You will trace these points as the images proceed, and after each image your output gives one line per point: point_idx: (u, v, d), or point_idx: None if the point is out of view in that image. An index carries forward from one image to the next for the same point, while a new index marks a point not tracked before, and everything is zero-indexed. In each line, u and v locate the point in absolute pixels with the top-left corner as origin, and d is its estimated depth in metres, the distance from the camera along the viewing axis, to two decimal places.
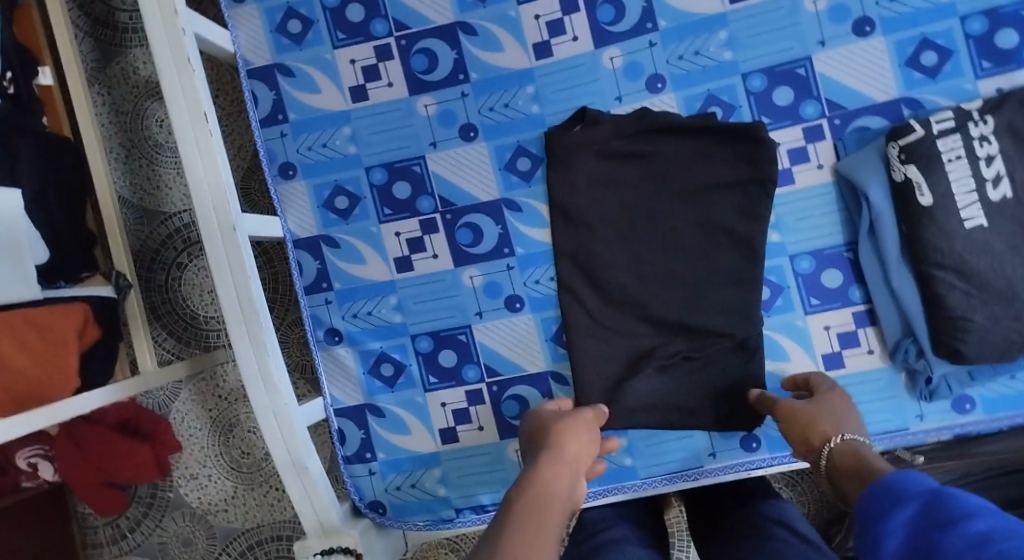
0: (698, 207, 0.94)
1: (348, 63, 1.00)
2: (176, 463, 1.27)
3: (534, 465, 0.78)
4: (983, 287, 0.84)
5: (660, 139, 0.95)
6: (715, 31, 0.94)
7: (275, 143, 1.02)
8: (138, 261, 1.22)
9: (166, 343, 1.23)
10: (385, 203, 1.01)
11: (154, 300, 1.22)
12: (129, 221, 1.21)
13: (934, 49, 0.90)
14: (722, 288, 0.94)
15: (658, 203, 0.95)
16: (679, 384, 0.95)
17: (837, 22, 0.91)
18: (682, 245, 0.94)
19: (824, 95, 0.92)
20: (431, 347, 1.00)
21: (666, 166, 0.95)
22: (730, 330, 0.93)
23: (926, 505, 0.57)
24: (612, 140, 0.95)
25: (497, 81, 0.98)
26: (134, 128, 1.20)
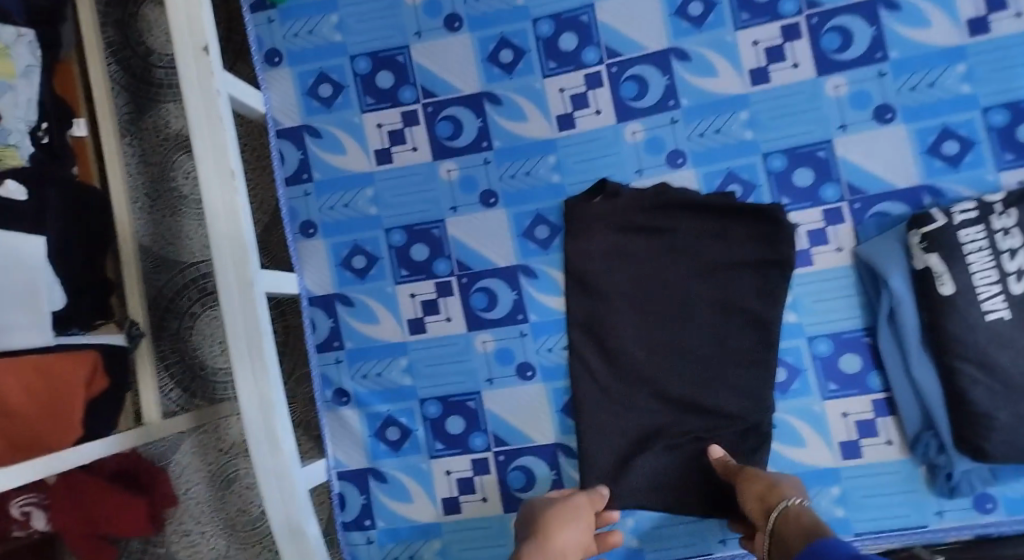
0: (715, 284, 0.93)
1: (374, 127, 1.02)
2: (170, 517, 1.24)
3: (523, 557, 0.78)
4: (1008, 384, 0.82)
5: (678, 215, 0.94)
6: (738, 111, 0.95)
7: (298, 201, 1.03)
8: (152, 307, 1.22)
9: (172, 393, 1.21)
10: (401, 265, 1.01)
11: (165, 349, 1.22)
12: (146, 268, 1.22)
13: (956, 139, 0.91)
14: (738, 366, 0.92)
15: (675, 277, 0.94)
16: (691, 465, 0.92)
17: (859, 107, 0.92)
18: (698, 322, 0.93)
19: (845, 178, 0.93)
20: (439, 413, 0.98)
21: (685, 242, 0.94)
22: (745, 409, 0.91)
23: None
24: (631, 213, 0.95)
25: (520, 149, 0.99)
26: (161, 178, 1.22)
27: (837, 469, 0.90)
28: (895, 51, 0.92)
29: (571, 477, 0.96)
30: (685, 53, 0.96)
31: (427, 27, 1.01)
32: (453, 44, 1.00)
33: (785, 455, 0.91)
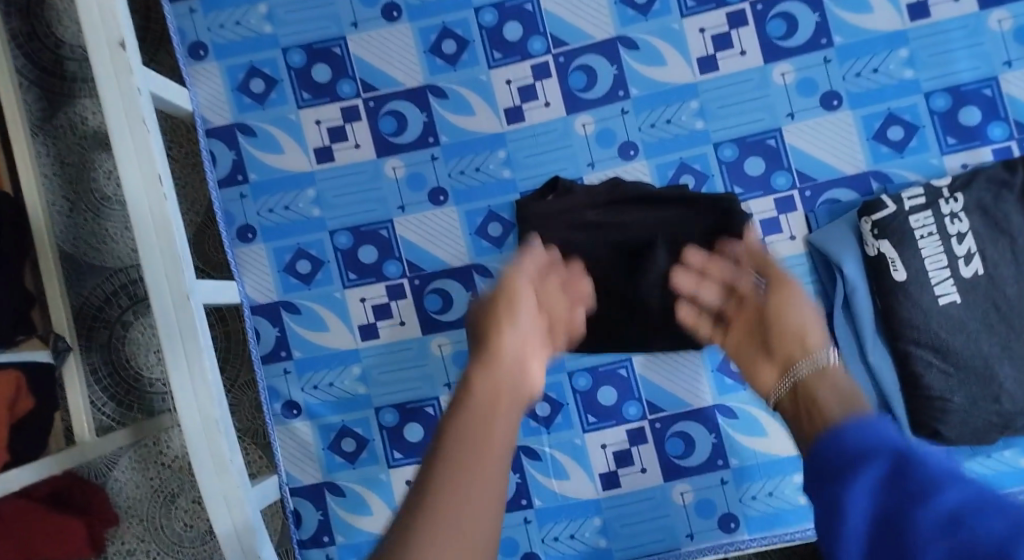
0: (672, 275, 0.92)
1: (313, 124, 0.97)
2: (111, 537, 1.17)
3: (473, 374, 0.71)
4: (959, 366, 0.84)
5: (634, 209, 0.92)
6: (687, 100, 0.94)
7: (233, 205, 0.97)
8: (80, 318, 1.14)
9: (105, 407, 1.14)
10: (349, 268, 0.97)
11: (96, 362, 1.14)
12: (69, 276, 1.13)
13: (900, 124, 0.92)
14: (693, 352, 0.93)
15: (630, 272, 0.92)
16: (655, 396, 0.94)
17: (805, 94, 0.92)
18: (659, 315, 0.91)
19: (795, 166, 0.93)
20: (397, 421, 0.95)
21: (638, 235, 0.92)
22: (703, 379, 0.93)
23: (898, 463, 0.55)
24: (585, 211, 0.92)
25: (468, 144, 0.96)
26: (80, 179, 1.13)
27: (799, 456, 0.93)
28: (839, 37, 0.92)
29: (539, 481, 0.95)
30: (632, 41, 0.94)
31: (364, 17, 0.96)
32: (392, 35, 0.96)
33: (744, 444, 0.93)
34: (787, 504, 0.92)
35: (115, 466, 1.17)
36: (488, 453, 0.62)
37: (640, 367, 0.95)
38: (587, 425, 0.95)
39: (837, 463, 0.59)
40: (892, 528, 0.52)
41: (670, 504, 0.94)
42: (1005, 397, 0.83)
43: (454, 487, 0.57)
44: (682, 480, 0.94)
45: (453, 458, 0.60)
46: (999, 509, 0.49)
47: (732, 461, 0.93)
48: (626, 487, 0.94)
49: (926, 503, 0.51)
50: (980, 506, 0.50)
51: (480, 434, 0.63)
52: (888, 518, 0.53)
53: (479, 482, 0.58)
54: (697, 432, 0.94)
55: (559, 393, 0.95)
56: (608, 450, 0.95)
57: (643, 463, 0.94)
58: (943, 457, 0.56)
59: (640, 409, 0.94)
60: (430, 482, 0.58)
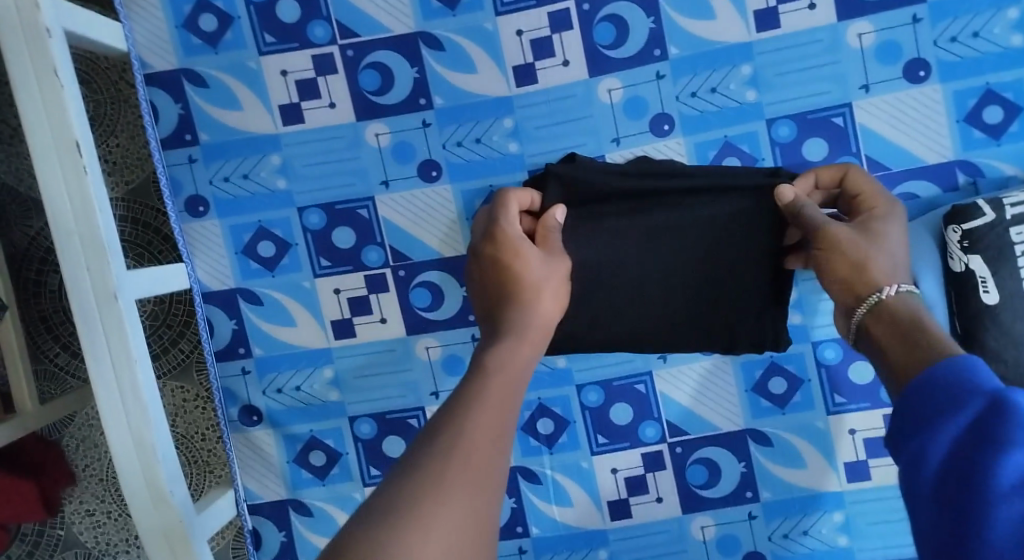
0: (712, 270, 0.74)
1: (278, 75, 0.79)
2: (66, 497, 0.95)
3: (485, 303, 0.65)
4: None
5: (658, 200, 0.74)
6: (738, 64, 0.76)
7: (181, 171, 0.81)
8: (25, 258, 0.90)
9: (57, 357, 0.91)
10: (322, 252, 0.81)
11: (47, 307, 0.91)
12: (11, 208, 0.89)
13: (1000, 103, 0.74)
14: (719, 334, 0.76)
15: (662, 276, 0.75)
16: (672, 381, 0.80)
17: (885, 62, 0.75)
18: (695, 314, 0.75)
19: (864, 152, 0.76)
20: (374, 433, 0.83)
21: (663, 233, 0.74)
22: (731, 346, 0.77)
23: (997, 408, 0.40)
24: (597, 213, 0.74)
25: (467, 107, 0.78)
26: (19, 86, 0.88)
27: (840, 493, 0.80)
28: None
29: (537, 507, 0.84)
30: None
31: None
32: None
33: (777, 475, 0.80)
34: (822, 545, 0.81)
35: (71, 421, 0.94)
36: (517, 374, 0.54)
37: (662, 382, 0.81)
38: (596, 446, 0.82)
39: (933, 399, 0.43)
40: (965, 490, 0.39)
41: (688, 539, 0.82)
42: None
43: (450, 491, 0.43)
44: (702, 513, 0.82)
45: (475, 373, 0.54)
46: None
47: (762, 494, 0.81)
48: (637, 517, 0.83)
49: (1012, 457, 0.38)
50: None
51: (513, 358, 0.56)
52: (968, 478, 0.39)
53: (476, 452, 0.46)
54: (724, 460, 0.81)
55: (566, 409, 0.82)
56: (619, 475, 0.82)
57: (660, 492, 0.82)
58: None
59: (659, 431, 0.81)
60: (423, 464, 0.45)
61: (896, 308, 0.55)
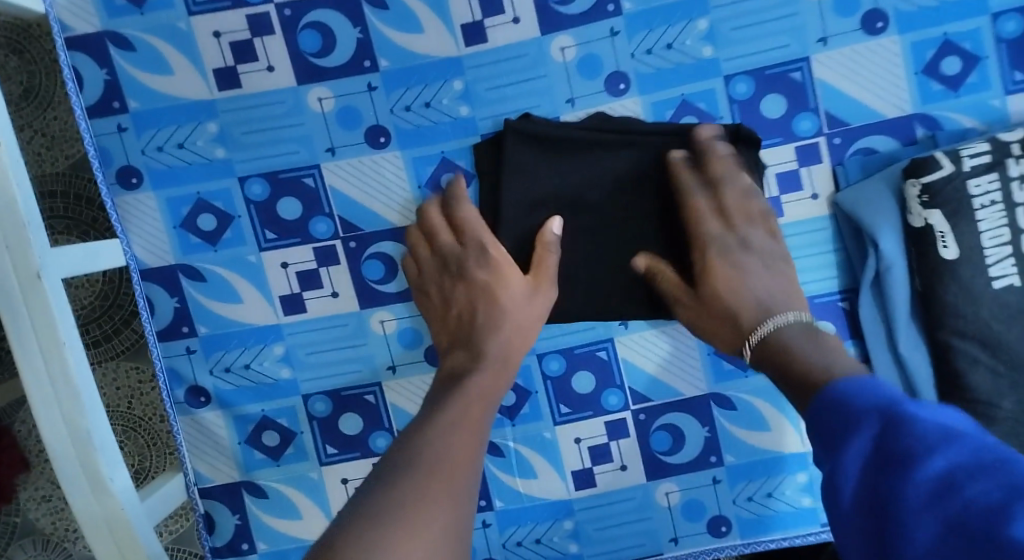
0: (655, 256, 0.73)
1: (211, 37, 0.74)
2: (20, 483, 0.90)
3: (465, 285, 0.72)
4: (1014, 367, 0.70)
5: (597, 157, 0.73)
6: (694, 19, 0.73)
7: (111, 142, 0.77)
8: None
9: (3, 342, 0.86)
10: (266, 225, 0.77)
11: None
12: None
13: (958, 55, 0.73)
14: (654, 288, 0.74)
15: (621, 240, 0.74)
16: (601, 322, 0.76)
17: (843, 14, 0.73)
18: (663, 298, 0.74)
19: (823, 108, 0.74)
20: (329, 411, 0.80)
21: (606, 198, 0.73)
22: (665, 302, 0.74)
23: (893, 422, 0.42)
24: (531, 184, 0.74)
25: (414, 69, 0.75)
26: None
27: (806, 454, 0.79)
28: None
29: (500, 480, 0.82)
30: None
31: None
32: None
33: (741, 439, 0.80)
34: (787, 508, 0.80)
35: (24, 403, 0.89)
36: (480, 406, 0.62)
37: (623, 348, 0.79)
38: (559, 416, 0.80)
39: (833, 425, 0.45)
40: (883, 517, 0.40)
41: (653, 506, 0.81)
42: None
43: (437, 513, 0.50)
44: (667, 480, 0.81)
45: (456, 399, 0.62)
46: (995, 477, 0.38)
47: (726, 458, 0.80)
48: (602, 486, 0.81)
49: (919, 475, 0.39)
50: (978, 471, 0.38)
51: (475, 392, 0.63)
52: (886, 501, 0.40)
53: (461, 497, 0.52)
54: (689, 426, 0.80)
55: (526, 380, 0.80)
56: (583, 445, 0.81)
57: (624, 460, 0.81)
58: (944, 412, 0.42)
59: (621, 399, 0.80)
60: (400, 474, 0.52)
61: (779, 332, 0.60)
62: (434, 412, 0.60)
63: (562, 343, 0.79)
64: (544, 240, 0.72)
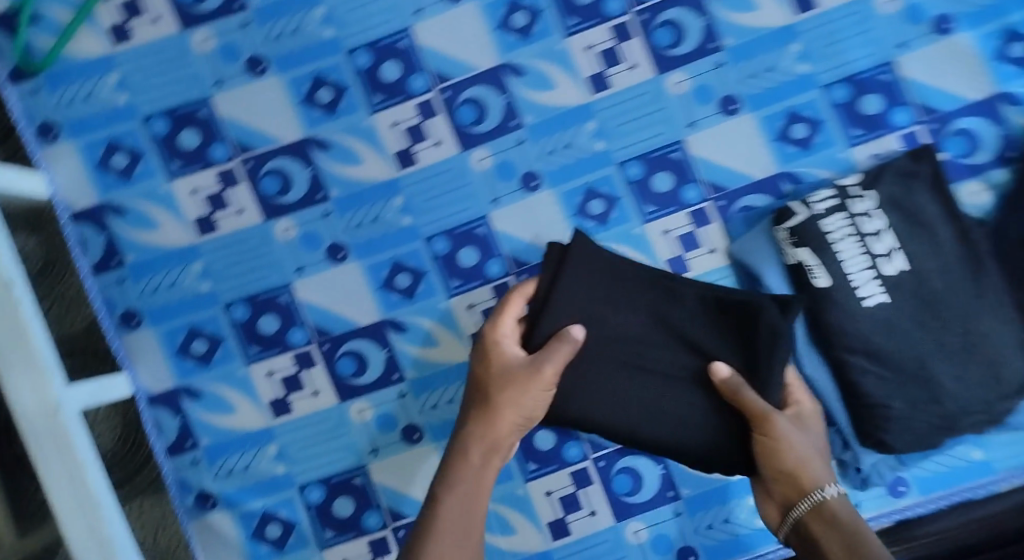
0: (686, 391, 0.80)
1: (189, 194, 0.90)
2: None
3: (483, 377, 0.80)
4: (896, 370, 0.82)
5: (642, 297, 0.80)
6: (584, 122, 0.89)
7: (113, 291, 0.90)
8: None
9: None
10: (250, 341, 0.90)
11: None
12: None
13: (803, 121, 0.88)
14: (679, 411, 0.80)
15: (636, 367, 0.80)
16: (614, 430, 0.81)
17: (702, 102, 0.89)
18: (663, 411, 0.80)
19: (703, 178, 0.89)
20: (324, 497, 0.90)
21: (631, 331, 0.80)
22: (682, 428, 0.80)
23: None
24: (561, 299, 0.80)
25: (361, 195, 0.89)
26: None
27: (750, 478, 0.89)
28: (729, 40, 0.88)
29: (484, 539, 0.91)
30: (518, 67, 0.89)
31: (228, 74, 0.89)
32: (260, 91, 0.89)
33: (690, 472, 0.89)
34: (744, 529, 0.89)
35: None
36: (474, 509, 0.76)
37: None
38: (529, 473, 0.91)
39: None
40: None
41: (624, 544, 0.90)
42: (946, 399, 0.82)
43: None
44: (633, 519, 0.90)
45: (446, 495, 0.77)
46: None
47: (683, 491, 0.89)
48: (575, 532, 0.91)
49: None
50: None
51: (475, 483, 0.78)
52: None
53: None
54: (644, 466, 0.90)
55: None
56: (553, 496, 0.91)
57: (592, 505, 0.90)
58: None
59: (580, 450, 0.90)
60: None
61: (830, 505, 0.72)
62: (435, 506, 0.77)
63: None
64: (566, 335, 0.78)
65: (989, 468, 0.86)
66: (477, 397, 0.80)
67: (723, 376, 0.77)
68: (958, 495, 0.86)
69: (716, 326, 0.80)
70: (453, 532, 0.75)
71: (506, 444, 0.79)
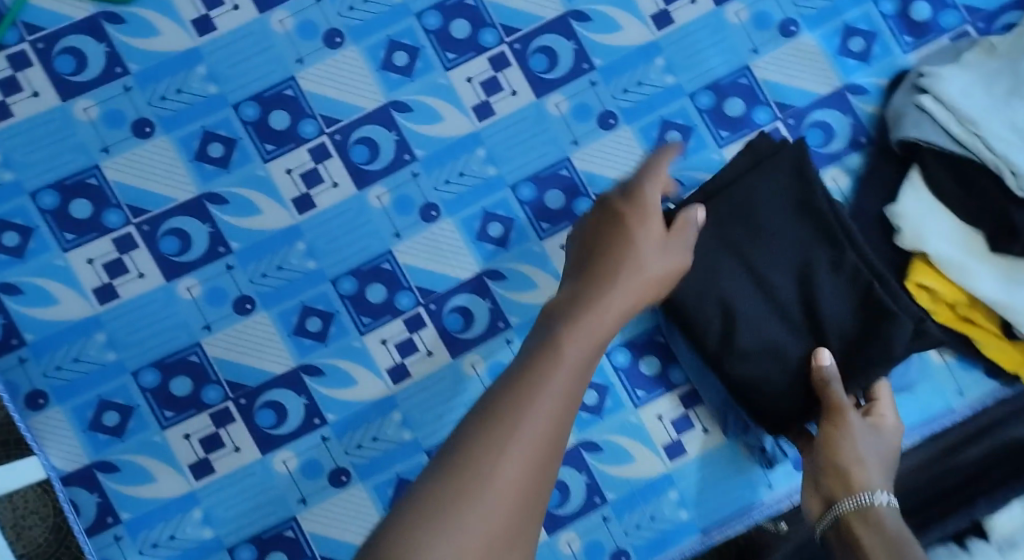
0: (792, 368, 0.84)
1: (85, 264, 0.88)
2: None
3: (608, 245, 0.72)
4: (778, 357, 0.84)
5: (805, 238, 0.85)
6: (474, 149, 0.92)
7: (15, 372, 0.87)
8: None
9: None
10: (163, 405, 0.88)
11: None
12: None
13: (676, 128, 0.94)
14: (773, 367, 0.84)
15: (761, 296, 0.84)
16: (713, 341, 0.85)
17: (582, 120, 0.94)
18: (750, 347, 0.84)
19: (592, 191, 0.93)
20: (254, 556, 0.87)
21: (772, 264, 0.85)
22: (766, 388, 0.84)
23: None
24: (760, 182, 0.85)
25: (262, 244, 0.90)
26: None
27: (670, 472, 0.90)
28: (599, 59, 0.94)
29: None
30: (404, 104, 0.92)
31: (114, 140, 0.89)
32: (149, 153, 0.89)
33: (613, 474, 0.90)
34: (668, 524, 0.89)
35: None
36: (568, 403, 0.57)
37: None
38: None
39: None
40: None
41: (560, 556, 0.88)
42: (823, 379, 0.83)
43: (465, 514, 0.49)
44: (565, 529, 0.89)
45: (538, 398, 0.55)
46: None
47: (608, 495, 0.89)
48: None
49: None
50: None
51: (573, 380, 0.58)
52: None
53: (494, 512, 0.50)
54: (571, 476, 0.89)
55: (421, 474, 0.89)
56: None
57: None
58: None
59: None
60: (459, 466, 0.52)
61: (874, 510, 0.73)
62: (534, 386, 0.56)
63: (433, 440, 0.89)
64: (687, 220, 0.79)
65: None
66: (590, 263, 0.71)
67: (823, 363, 0.82)
68: None
69: (863, 311, 0.83)
70: (577, 364, 0.59)
71: (608, 332, 0.65)
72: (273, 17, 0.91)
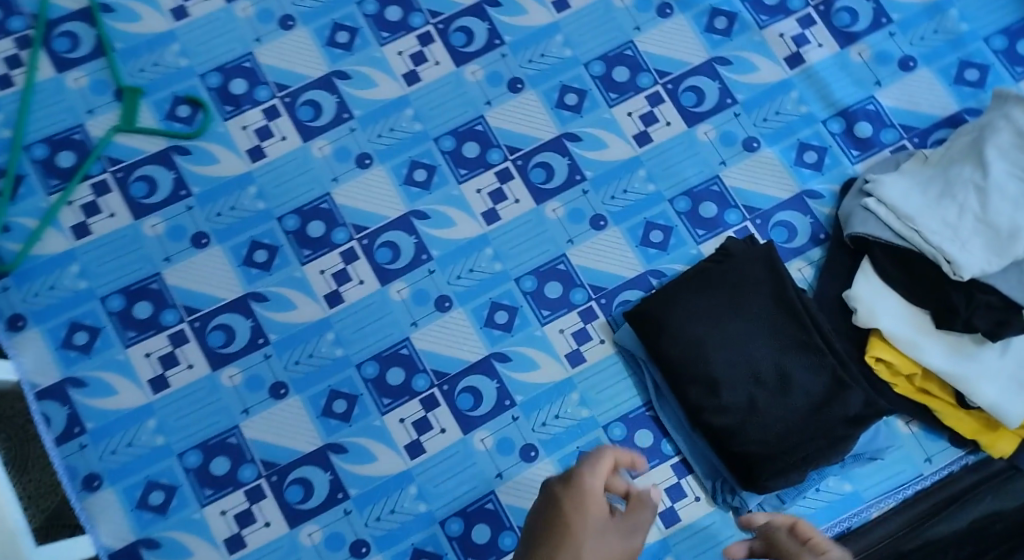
0: (769, 439, 0.95)
1: (142, 357, 1.00)
2: None
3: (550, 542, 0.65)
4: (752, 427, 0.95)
5: (786, 327, 0.98)
6: (482, 249, 1.06)
7: (75, 457, 0.96)
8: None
9: None
10: (204, 484, 0.97)
11: None
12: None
13: (658, 228, 1.08)
14: (752, 436, 0.95)
15: (748, 373, 0.97)
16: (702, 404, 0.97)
17: (576, 222, 1.08)
18: (733, 413, 0.96)
19: (587, 282, 1.06)
20: None
21: (756, 346, 0.98)
22: (743, 451, 0.95)
23: None
24: (748, 276, 1.00)
25: (297, 335, 1.02)
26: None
27: (664, 539, 0.98)
28: (590, 172, 1.09)
29: None
30: (422, 212, 1.06)
31: (176, 250, 1.03)
32: (203, 260, 1.03)
33: None
34: None
35: None
36: None
37: (506, 497, 0.99)
38: None
39: None
40: None
41: None
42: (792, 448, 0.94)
43: None
44: None
45: None
46: None
47: None
48: None
49: None
50: None
51: None
52: None
53: None
54: None
55: (435, 544, 0.97)
56: None
57: None
58: None
59: (514, 538, 0.97)
60: None
61: None
62: None
63: (452, 508, 0.98)
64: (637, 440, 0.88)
65: (859, 498, 1.00)
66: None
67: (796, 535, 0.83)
68: (841, 523, 0.99)
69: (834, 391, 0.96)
70: None
71: None
72: (314, 144, 1.07)
